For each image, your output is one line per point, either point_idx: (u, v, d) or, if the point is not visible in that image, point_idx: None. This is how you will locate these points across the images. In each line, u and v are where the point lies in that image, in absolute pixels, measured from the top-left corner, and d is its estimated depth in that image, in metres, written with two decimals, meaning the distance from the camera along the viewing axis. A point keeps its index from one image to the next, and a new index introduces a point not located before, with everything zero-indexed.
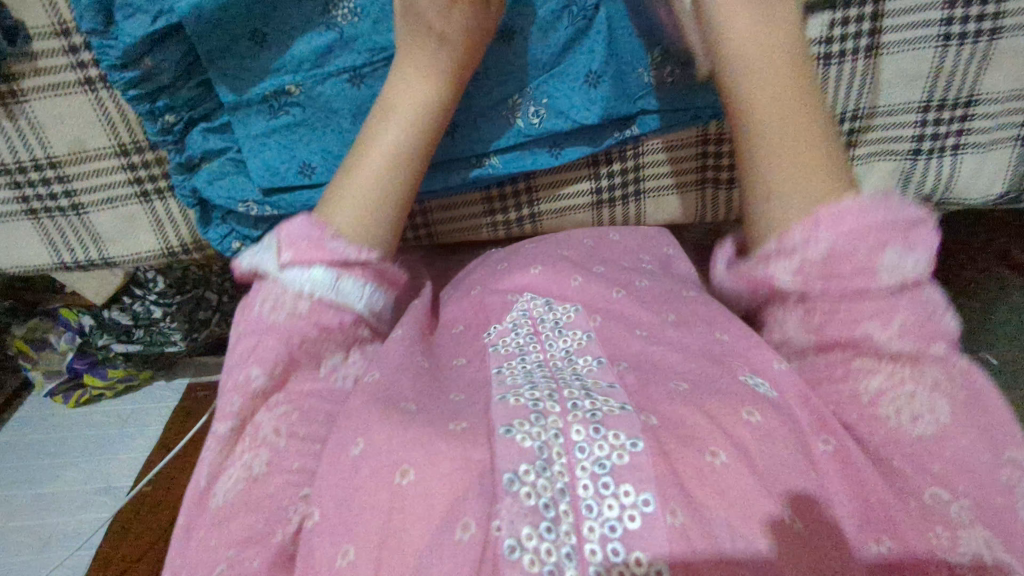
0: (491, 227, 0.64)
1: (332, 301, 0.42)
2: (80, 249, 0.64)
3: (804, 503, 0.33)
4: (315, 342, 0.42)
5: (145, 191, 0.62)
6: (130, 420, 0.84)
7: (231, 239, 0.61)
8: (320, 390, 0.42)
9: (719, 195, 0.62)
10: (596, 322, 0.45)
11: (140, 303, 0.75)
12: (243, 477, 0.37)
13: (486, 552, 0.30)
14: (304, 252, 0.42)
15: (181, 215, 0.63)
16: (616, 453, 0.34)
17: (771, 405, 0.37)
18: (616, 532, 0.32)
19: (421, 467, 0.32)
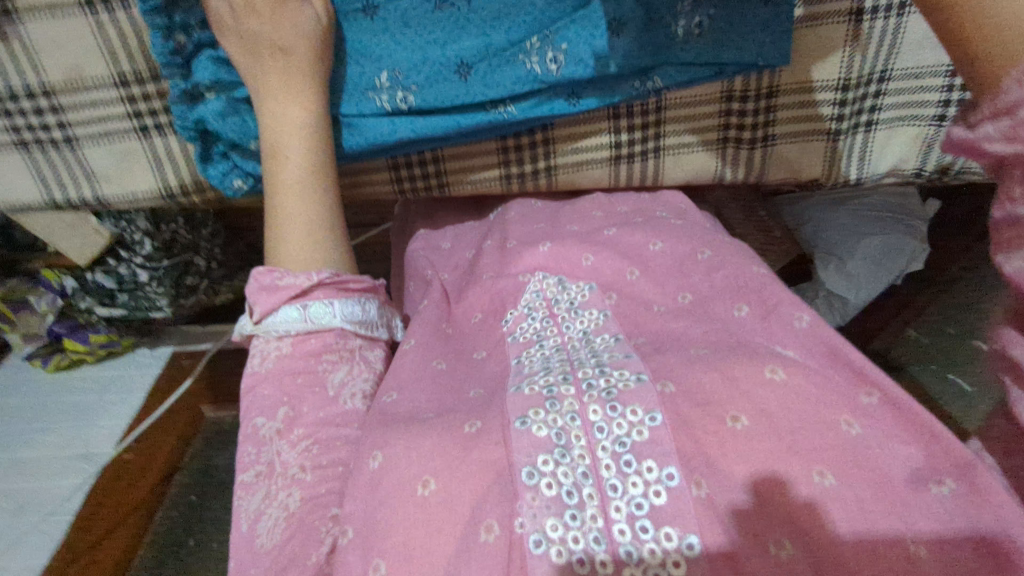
0: (501, 180, 0.59)
1: (309, 330, 0.46)
2: (73, 188, 0.56)
3: (842, 458, 0.32)
4: (310, 371, 0.45)
5: (145, 125, 0.54)
6: (112, 386, 0.82)
7: (233, 177, 0.54)
8: (333, 416, 0.43)
9: (743, 154, 0.57)
10: (611, 300, 0.44)
11: (126, 266, 0.70)
12: (281, 514, 0.39)
13: (513, 550, 0.30)
14: (267, 301, 0.46)
15: (184, 154, 0.55)
16: (636, 429, 0.33)
17: (795, 364, 0.36)
18: (643, 509, 0.32)
19: (443, 478, 0.33)
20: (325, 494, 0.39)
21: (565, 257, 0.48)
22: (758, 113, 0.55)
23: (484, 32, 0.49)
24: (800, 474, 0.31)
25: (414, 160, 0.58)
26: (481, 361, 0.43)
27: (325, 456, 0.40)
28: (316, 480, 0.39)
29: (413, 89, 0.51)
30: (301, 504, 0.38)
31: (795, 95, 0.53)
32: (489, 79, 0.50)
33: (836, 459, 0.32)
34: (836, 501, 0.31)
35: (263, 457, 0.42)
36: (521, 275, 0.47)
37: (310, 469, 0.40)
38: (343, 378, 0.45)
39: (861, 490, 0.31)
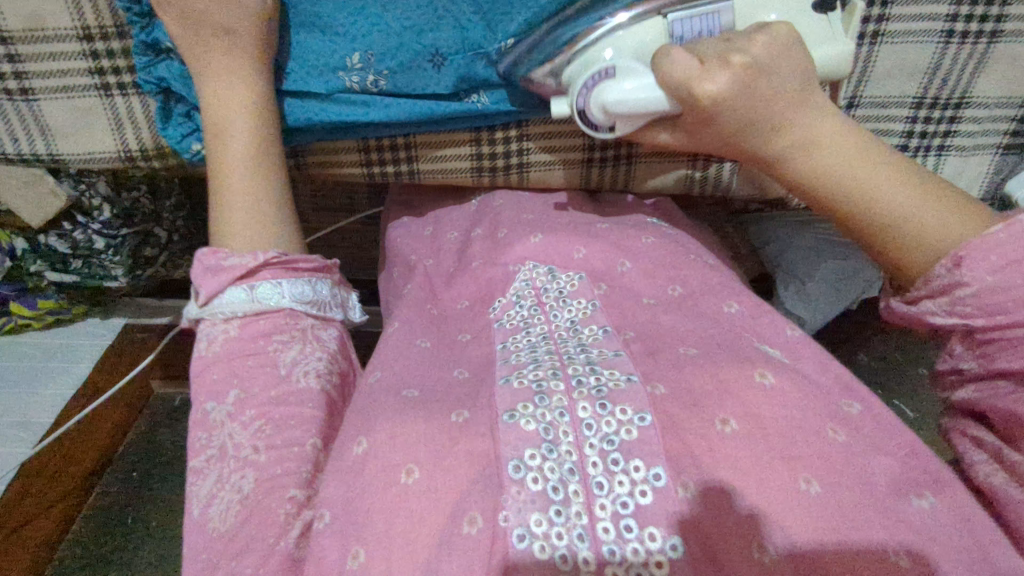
0: (472, 171, 0.58)
1: (254, 311, 0.45)
2: (26, 141, 0.58)
3: (826, 463, 0.32)
4: (253, 354, 0.44)
5: (106, 84, 0.56)
6: (59, 353, 0.80)
7: (193, 139, 0.55)
8: (286, 396, 0.42)
9: (716, 170, 0.58)
10: (600, 289, 0.44)
11: (82, 231, 0.70)
12: (235, 497, 0.38)
13: (495, 544, 0.30)
14: (211, 284, 0.45)
15: (143, 114, 0.57)
16: (624, 428, 0.33)
17: (783, 368, 0.36)
18: (628, 508, 0.31)
19: (427, 468, 0.32)
20: (282, 475, 0.38)
21: (556, 248, 0.47)
22: None
23: (462, 26, 0.49)
24: (788, 480, 0.31)
25: (385, 142, 0.58)
26: (466, 343, 0.42)
27: (279, 437, 0.40)
28: (270, 461, 0.39)
29: (384, 74, 0.51)
30: (256, 486, 0.38)
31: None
32: (463, 71, 0.51)
33: (825, 469, 0.31)
34: (821, 507, 0.30)
35: (215, 440, 0.41)
36: (509, 264, 0.47)
37: (264, 450, 0.39)
38: (295, 357, 0.45)
39: (851, 501, 0.31)
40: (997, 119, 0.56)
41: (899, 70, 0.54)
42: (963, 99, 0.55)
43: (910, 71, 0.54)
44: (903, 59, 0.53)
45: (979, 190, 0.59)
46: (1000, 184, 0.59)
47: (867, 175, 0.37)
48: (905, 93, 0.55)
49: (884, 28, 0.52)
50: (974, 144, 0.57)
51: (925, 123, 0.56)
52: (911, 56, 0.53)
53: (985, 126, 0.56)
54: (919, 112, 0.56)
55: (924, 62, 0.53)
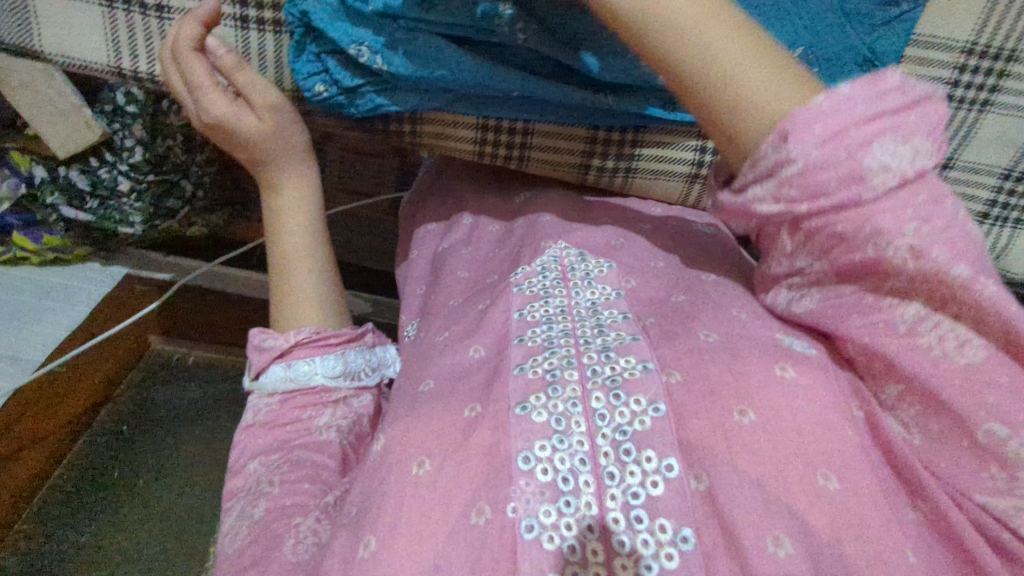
0: (579, 168, 0.55)
1: (293, 387, 0.48)
2: (145, 59, 0.53)
3: (845, 462, 0.31)
4: (292, 428, 0.47)
5: (245, 15, 0.50)
6: (57, 292, 0.77)
7: (318, 80, 0.49)
8: (308, 444, 0.45)
9: None
10: (630, 283, 0.42)
11: (108, 170, 0.68)
12: (246, 522, 0.40)
13: (505, 534, 0.30)
14: (257, 363, 0.49)
15: (274, 55, 0.51)
16: (638, 419, 0.33)
17: (809, 361, 0.35)
18: (639, 499, 0.31)
19: (438, 460, 0.32)
20: (291, 505, 0.40)
21: (588, 240, 0.46)
22: None
23: None
24: (806, 476, 0.31)
25: (504, 122, 0.52)
26: (485, 312, 0.41)
27: (292, 474, 0.42)
28: (282, 493, 0.41)
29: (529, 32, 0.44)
30: (265, 514, 0.40)
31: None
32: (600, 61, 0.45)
33: (841, 468, 0.31)
34: (838, 503, 0.30)
35: (245, 480, 0.44)
36: (540, 241, 0.46)
37: (278, 483, 0.42)
38: (329, 420, 0.48)
39: (866, 499, 0.30)
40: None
41: (995, 139, 0.53)
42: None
43: (1006, 143, 0.53)
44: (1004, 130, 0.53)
45: None
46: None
47: (712, 44, 0.33)
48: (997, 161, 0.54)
49: (994, 98, 0.51)
50: None
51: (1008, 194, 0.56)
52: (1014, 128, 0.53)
53: None
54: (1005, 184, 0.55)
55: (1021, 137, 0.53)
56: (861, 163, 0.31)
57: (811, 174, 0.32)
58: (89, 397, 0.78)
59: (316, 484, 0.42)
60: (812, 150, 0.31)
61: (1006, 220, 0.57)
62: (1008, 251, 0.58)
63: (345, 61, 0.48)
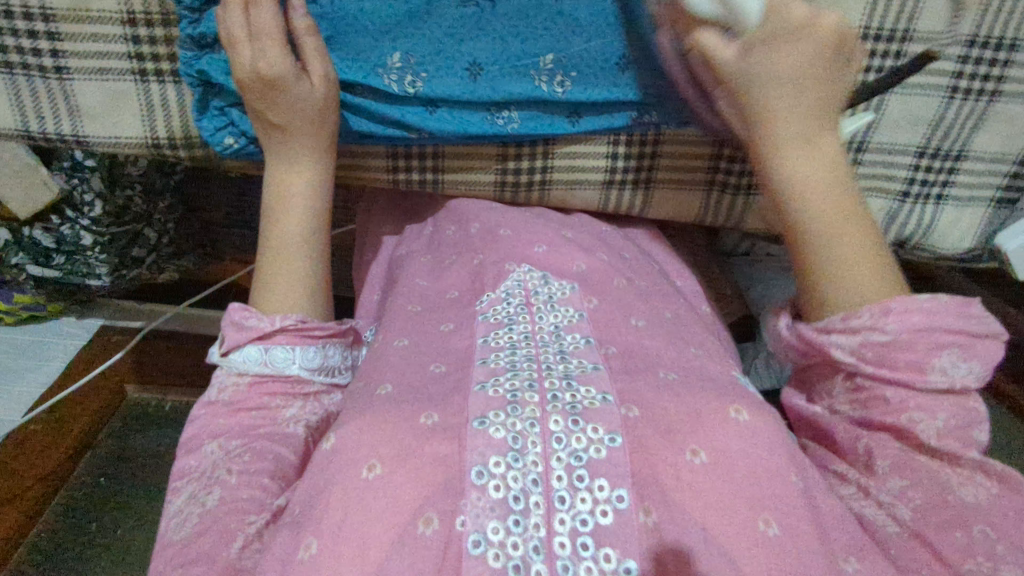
0: (496, 185, 0.57)
1: (265, 373, 0.44)
2: (52, 120, 0.54)
3: (785, 507, 0.32)
4: (259, 414, 0.43)
5: (144, 70, 0.53)
6: (31, 350, 0.79)
7: (225, 134, 0.53)
8: (272, 433, 0.42)
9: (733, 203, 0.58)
10: (591, 303, 0.43)
11: (70, 226, 0.67)
12: (197, 510, 0.38)
13: (449, 547, 0.30)
14: (231, 338, 0.45)
15: (178, 105, 0.54)
16: (593, 447, 0.33)
17: (757, 406, 0.36)
18: (586, 526, 0.31)
19: (389, 465, 0.32)
20: (245, 499, 0.38)
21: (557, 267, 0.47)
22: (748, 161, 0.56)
23: (502, 38, 0.49)
24: (748, 518, 0.31)
25: (413, 150, 0.56)
26: (447, 334, 0.42)
27: (252, 463, 0.40)
28: (238, 484, 0.38)
29: (424, 75, 0.50)
30: (218, 504, 0.37)
31: None
32: (497, 83, 0.50)
33: (783, 513, 0.32)
34: (776, 551, 0.31)
35: (201, 465, 0.40)
36: (505, 265, 0.46)
37: (235, 473, 0.39)
38: (297, 414, 0.44)
39: (805, 546, 0.31)
40: (994, 172, 0.55)
41: (905, 120, 0.53)
42: (962, 153, 0.54)
43: (915, 122, 0.53)
44: (913, 110, 0.53)
45: (971, 240, 0.57)
46: (990, 238, 0.58)
47: (836, 227, 0.41)
48: (909, 141, 0.54)
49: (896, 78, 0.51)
50: (970, 196, 0.56)
51: (926, 171, 0.55)
52: (918, 108, 0.52)
53: (981, 180, 0.55)
54: (920, 161, 0.55)
55: (926, 113, 0.53)
56: (928, 361, 0.37)
57: (894, 349, 0.37)
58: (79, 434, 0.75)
59: (275, 480, 0.39)
60: (903, 331, 0.37)
61: (927, 197, 0.56)
62: (932, 231, 0.57)
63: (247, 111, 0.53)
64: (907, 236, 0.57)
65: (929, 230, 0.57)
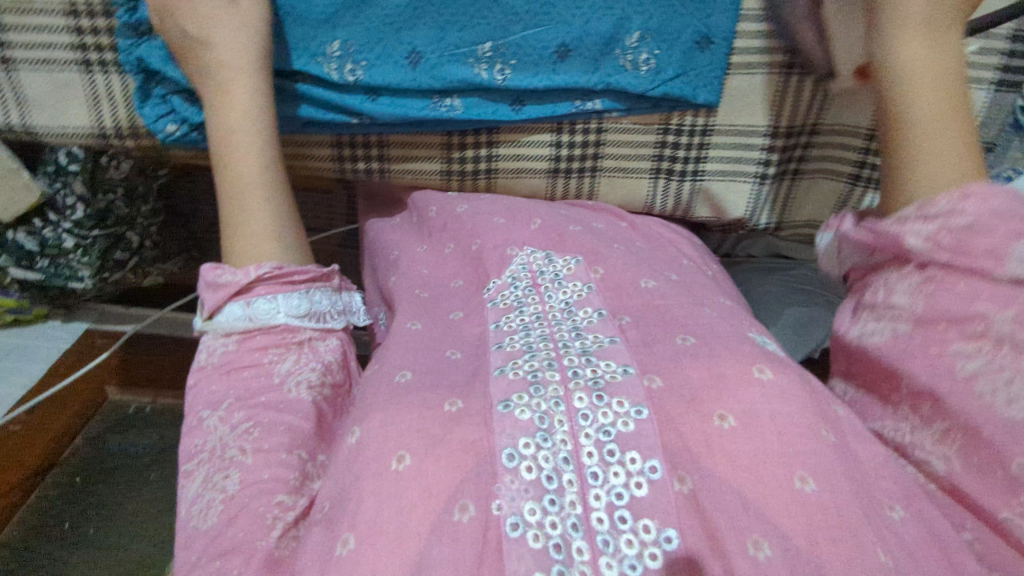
0: (441, 174, 0.59)
1: (250, 326, 0.43)
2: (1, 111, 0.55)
3: (824, 464, 0.32)
4: (252, 376, 0.41)
5: (88, 60, 0.53)
6: (13, 351, 0.74)
7: (167, 121, 0.53)
8: (275, 401, 0.40)
9: (675, 186, 0.58)
10: (598, 274, 0.43)
11: (52, 229, 0.65)
12: (219, 496, 0.36)
13: (488, 532, 0.29)
14: (212, 298, 0.43)
15: (123, 94, 0.55)
16: (621, 420, 0.33)
17: (780, 364, 0.36)
18: (623, 500, 0.31)
19: (419, 455, 0.31)
20: (268, 480, 0.36)
21: (558, 239, 0.47)
22: (690, 148, 0.56)
23: (441, 26, 0.49)
24: (784, 478, 0.31)
25: (359, 139, 0.57)
26: (458, 322, 0.41)
27: (268, 440, 0.38)
28: (257, 465, 0.36)
29: (362, 64, 0.50)
30: (242, 489, 0.36)
31: (727, 134, 0.55)
32: (437, 71, 0.50)
33: (817, 466, 0.31)
34: (816, 506, 0.30)
35: (208, 443, 0.39)
36: (508, 247, 0.46)
37: (251, 453, 0.37)
38: (290, 365, 0.43)
39: (844, 497, 0.31)
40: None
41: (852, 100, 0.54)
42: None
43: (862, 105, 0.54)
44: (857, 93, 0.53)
45: None
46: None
47: (936, 106, 0.39)
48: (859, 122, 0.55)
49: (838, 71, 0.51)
50: None
51: None
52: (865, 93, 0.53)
53: None
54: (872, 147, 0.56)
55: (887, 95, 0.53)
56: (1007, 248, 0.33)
57: (970, 237, 0.34)
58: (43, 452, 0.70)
59: (294, 453, 0.38)
60: (986, 214, 0.34)
61: None
62: None
63: (188, 99, 0.52)
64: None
65: None
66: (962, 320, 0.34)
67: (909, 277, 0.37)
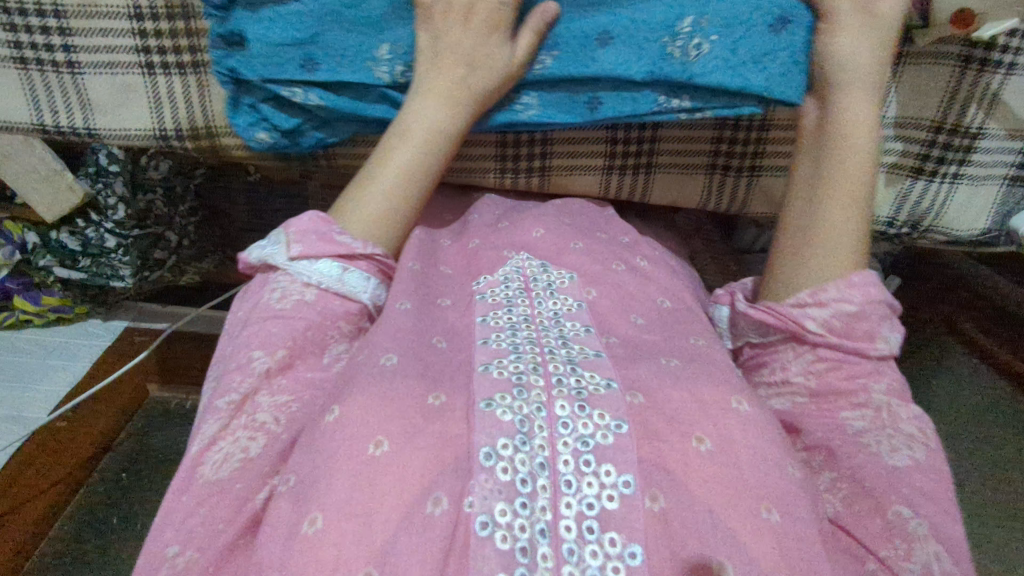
0: (496, 172, 0.56)
1: (337, 292, 0.42)
2: (64, 113, 0.54)
3: (790, 499, 0.32)
4: (313, 343, 0.40)
5: (150, 63, 0.53)
6: (58, 350, 0.74)
7: (258, 129, 0.51)
8: (320, 379, 0.39)
9: (736, 185, 0.56)
10: (592, 293, 0.43)
11: (94, 230, 0.68)
12: (239, 454, 0.35)
13: (457, 530, 0.30)
14: (313, 246, 0.41)
15: (184, 95, 0.54)
16: (600, 433, 0.33)
17: (757, 397, 0.36)
18: (593, 510, 0.31)
19: (397, 443, 0.32)
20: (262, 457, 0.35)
21: (557, 246, 0.47)
22: (748, 144, 0.54)
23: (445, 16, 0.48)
24: (752, 507, 0.31)
25: None
26: (446, 314, 0.41)
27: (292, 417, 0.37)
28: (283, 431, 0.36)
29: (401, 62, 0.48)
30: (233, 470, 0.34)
31: (783, 130, 0.54)
32: None
33: (783, 500, 0.32)
34: (779, 536, 0.31)
35: (244, 387, 0.37)
36: (506, 251, 0.46)
37: (282, 423, 0.37)
38: (340, 351, 0.41)
39: (802, 532, 0.31)
40: (1006, 151, 0.53)
41: (915, 93, 0.51)
42: (981, 130, 0.52)
43: (924, 95, 0.51)
44: (921, 84, 0.51)
45: (988, 218, 0.55)
46: (1006, 218, 0.56)
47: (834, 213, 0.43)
48: (921, 115, 0.52)
49: (904, 52, 0.50)
50: (985, 173, 0.54)
51: (944, 148, 0.52)
52: (928, 81, 0.51)
53: (996, 159, 0.53)
54: (937, 138, 0.52)
55: (940, 85, 0.51)
56: (875, 333, 0.40)
57: (854, 321, 0.40)
58: (91, 443, 0.69)
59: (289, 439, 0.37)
60: (866, 302, 0.40)
61: (944, 175, 0.53)
62: (944, 214, 0.55)
63: (279, 106, 0.51)
64: (922, 214, 0.55)
65: (942, 209, 0.55)
66: (847, 393, 0.40)
67: (802, 357, 0.41)
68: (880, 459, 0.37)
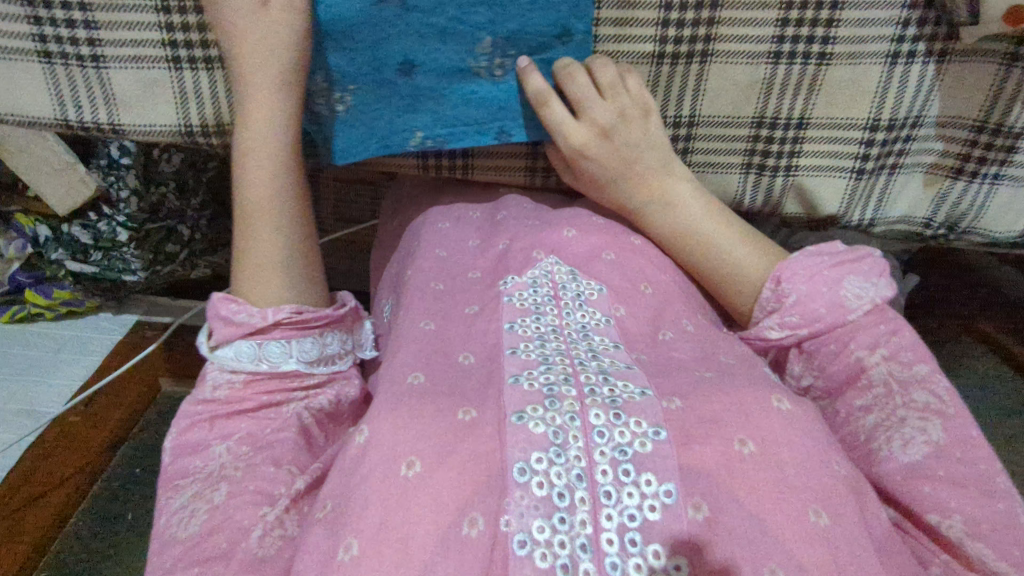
0: (526, 172, 0.54)
1: (264, 371, 0.41)
2: (89, 108, 0.48)
3: (838, 502, 0.31)
4: (253, 414, 0.40)
5: (178, 57, 0.47)
6: (69, 345, 0.74)
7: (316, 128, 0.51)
8: (278, 425, 0.40)
9: (774, 184, 0.53)
10: (620, 310, 0.41)
11: (106, 222, 0.66)
12: (204, 506, 0.35)
13: (496, 549, 0.29)
14: (222, 334, 0.41)
15: (212, 93, 0.48)
16: (638, 440, 0.32)
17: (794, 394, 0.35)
18: (634, 522, 0.30)
19: (430, 463, 0.31)
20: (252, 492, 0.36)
21: (580, 246, 0.45)
22: (786, 141, 0.51)
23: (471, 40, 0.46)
24: (800, 510, 0.30)
25: (444, 148, 0.52)
26: (472, 317, 0.40)
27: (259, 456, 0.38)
28: (244, 477, 0.37)
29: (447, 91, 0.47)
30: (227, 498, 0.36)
31: (822, 128, 0.50)
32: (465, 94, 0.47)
33: (830, 502, 0.31)
34: (828, 541, 0.30)
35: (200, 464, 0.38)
36: (532, 252, 0.44)
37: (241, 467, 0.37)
38: (299, 406, 0.42)
39: (851, 536, 0.30)
40: None
41: (957, 88, 0.48)
42: None
43: (968, 92, 0.48)
44: (962, 79, 0.48)
45: None
46: None
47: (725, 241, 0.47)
48: (964, 113, 0.49)
49: (950, 49, 0.47)
50: None
51: (986, 148, 0.49)
52: (970, 77, 0.47)
53: None
54: (979, 138, 0.49)
55: (984, 84, 0.47)
56: (838, 296, 0.42)
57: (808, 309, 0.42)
58: (107, 438, 0.68)
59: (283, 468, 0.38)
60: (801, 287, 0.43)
61: (983, 176, 0.51)
62: (984, 213, 0.52)
63: None
64: (959, 215, 0.53)
65: (981, 211, 0.52)
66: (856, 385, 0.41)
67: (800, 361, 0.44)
68: (892, 457, 0.38)
